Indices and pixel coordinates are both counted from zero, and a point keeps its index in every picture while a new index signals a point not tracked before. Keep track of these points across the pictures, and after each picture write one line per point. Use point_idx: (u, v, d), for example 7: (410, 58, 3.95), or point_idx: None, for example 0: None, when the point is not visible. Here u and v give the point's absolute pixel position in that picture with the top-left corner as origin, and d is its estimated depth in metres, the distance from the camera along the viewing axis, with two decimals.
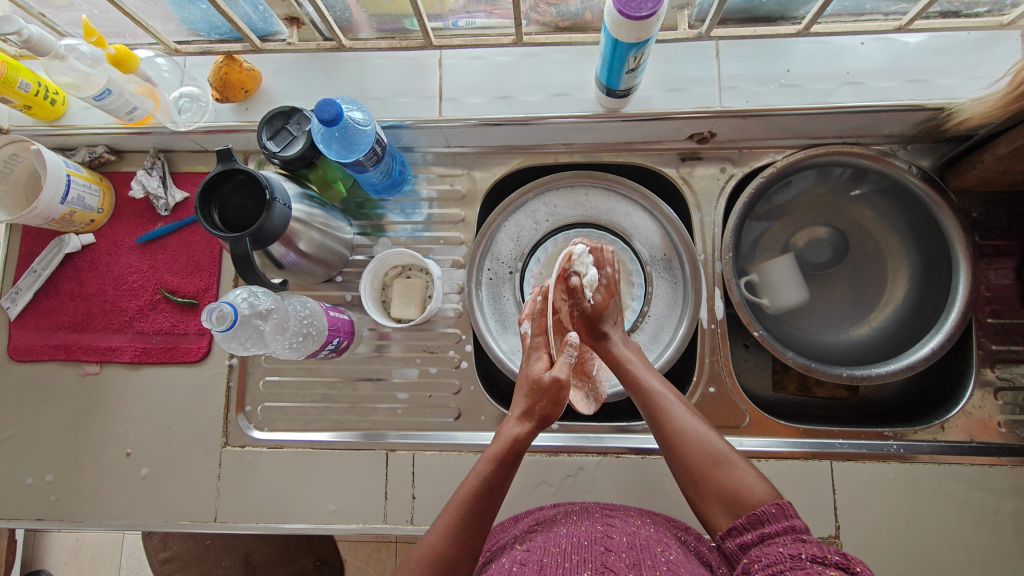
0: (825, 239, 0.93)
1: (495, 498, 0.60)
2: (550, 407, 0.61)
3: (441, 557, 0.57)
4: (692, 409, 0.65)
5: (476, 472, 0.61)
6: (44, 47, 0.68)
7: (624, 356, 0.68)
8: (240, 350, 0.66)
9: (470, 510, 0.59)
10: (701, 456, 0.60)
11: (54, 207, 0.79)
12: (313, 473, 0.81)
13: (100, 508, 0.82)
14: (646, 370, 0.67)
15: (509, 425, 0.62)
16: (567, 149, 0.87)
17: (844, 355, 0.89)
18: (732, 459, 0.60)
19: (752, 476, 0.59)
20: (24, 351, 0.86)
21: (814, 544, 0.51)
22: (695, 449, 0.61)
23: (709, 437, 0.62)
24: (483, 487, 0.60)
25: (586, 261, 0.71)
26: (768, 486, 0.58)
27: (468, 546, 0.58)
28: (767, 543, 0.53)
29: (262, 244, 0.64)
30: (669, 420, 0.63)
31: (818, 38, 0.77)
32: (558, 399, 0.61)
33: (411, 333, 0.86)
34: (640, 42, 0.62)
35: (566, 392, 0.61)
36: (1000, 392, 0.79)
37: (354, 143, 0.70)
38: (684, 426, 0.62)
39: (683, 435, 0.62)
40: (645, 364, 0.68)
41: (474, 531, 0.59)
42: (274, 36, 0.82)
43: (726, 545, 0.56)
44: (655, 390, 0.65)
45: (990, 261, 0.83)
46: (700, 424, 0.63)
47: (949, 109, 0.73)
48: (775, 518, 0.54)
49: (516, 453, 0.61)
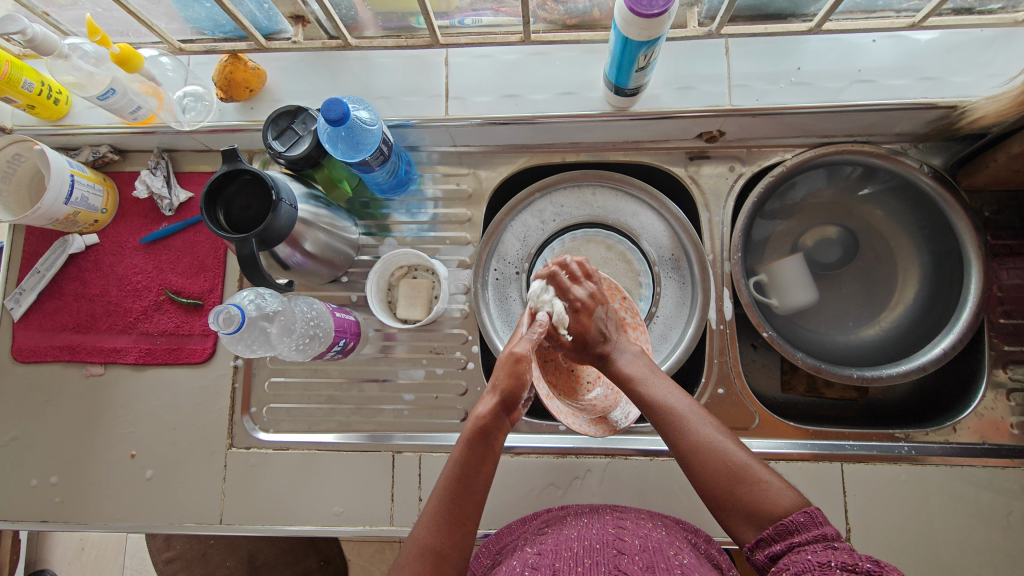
0: (835, 239, 0.92)
1: (473, 481, 0.60)
2: (510, 378, 0.61)
3: (429, 548, 0.57)
4: (707, 417, 0.62)
5: (451, 457, 0.61)
6: (48, 47, 0.67)
7: (631, 373, 0.66)
8: (247, 353, 0.65)
9: (446, 495, 0.59)
10: (723, 472, 0.58)
11: (57, 207, 0.78)
12: (319, 475, 0.81)
13: (105, 510, 0.82)
14: (657, 384, 0.64)
15: (480, 404, 0.63)
16: (574, 148, 0.87)
17: (855, 356, 0.88)
18: (754, 470, 0.58)
19: (777, 486, 0.57)
20: (28, 352, 0.86)
21: (846, 551, 0.50)
22: (713, 463, 0.59)
23: (728, 449, 0.59)
24: (456, 471, 0.60)
25: (548, 296, 0.70)
26: (795, 494, 0.56)
27: (456, 536, 0.58)
28: (796, 552, 0.52)
29: (268, 245, 0.63)
30: (683, 434, 0.61)
31: (829, 35, 0.76)
32: (520, 373, 0.61)
33: (417, 334, 0.85)
34: (651, 41, 0.62)
35: (527, 363, 0.61)
36: (1012, 394, 0.78)
37: (360, 142, 0.70)
38: (701, 439, 0.60)
39: (700, 448, 0.60)
40: (652, 376, 0.66)
41: (457, 519, 0.59)
42: (279, 34, 0.81)
43: (755, 557, 0.55)
44: (668, 404, 0.62)
45: (1001, 260, 0.82)
46: (718, 434, 0.60)
47: (962, 108, 0.73)
48: (805, 527, 0.53)
49: (486, 433, 0.60)
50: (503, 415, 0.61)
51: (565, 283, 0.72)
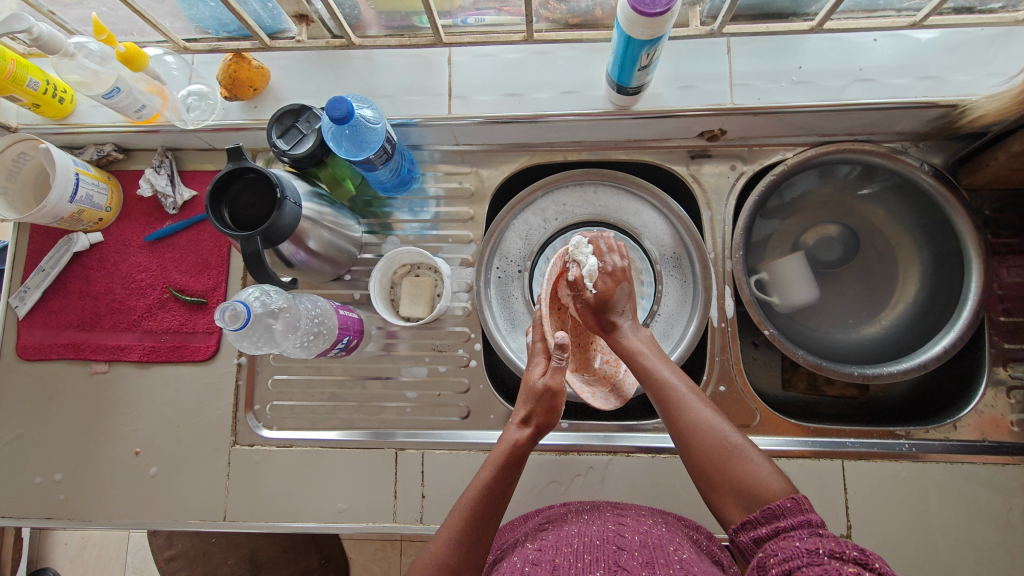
0: (836, 237, 0.93)
1: (499, 503, 0.62)
2: (547, 412, 0.64)
3: (447, 565, 0.58)
4: (707, 404, 0.63)
5: (479, 478, 0.63)
6: (53, 45, 0.68)
7: (636, 347, 0.68)
8: (252, 349, 0.65)
9: (472, 515, 0.60)
10: (717, 451, 0.59)
11: (63, 206, 0.78)
12: (323, 472, 0.81)
13: (109, 507, 0.82)
14: (658, 360, 0.67)
15: (512, 430, 0.65)
16: (576, 147, 0.87)
17: (855, 353, 0.88)
18: (747, 452, 0.59)
19: (767, 470, 0.58)
20: (32, 350, 0.86)
21: (831, 538, 0.50)
22: (709, 444, 0.60)
23: (723, 429, 0.61)
24: (485, 492, 0.61)
25: (586, 250, 0.72)
26: (783, 479, 0.57)
27: (473, 553, 0.59)
28: (783, 537, 0.52)
29: (273, 243, 0.64)
30: (683, 413, 0.62)
31: (831, 34, 0.76)
32: (554, 406, 0.65)
33: (419, 332, 0.86)
34: (653, 39, 0.62)
35: (562, 399, 0.64)
36: (1012, 391, 0.79)
37: (364, 141, 0.70)
38: (700, 419, 0.61)
39: (698, 426, 0.61)
40: (656, 354, 0.68)
41: (478, 538, 0.60)
42: (282, 33, 0.81)
43: (738, 539, 0.56)
44: (668, 381, 0.64)
45: (1001, 258, 0.82)
46: (716, 416, 0.62)
47: (963, 106, 0.73)
48: (791, 512, 0.53)
49: (518, 459, 0.64)
50: (533, 443, 0.64)
51: (604, 249, 0.73)
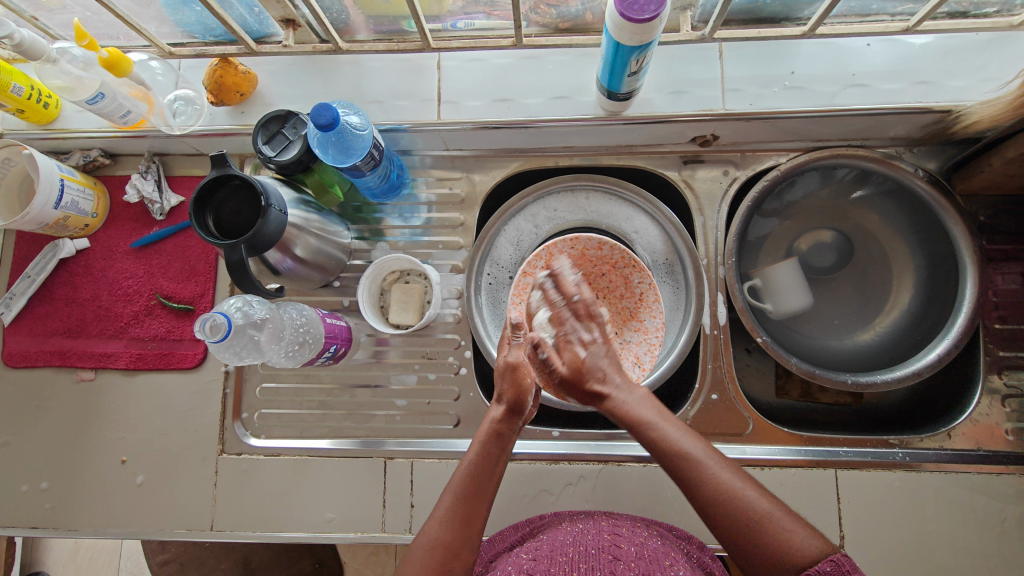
0: (830, 244, 0.92)
1: (489, 481, 0.61)
2: (512, 388, 0.63)
3: (441, 543, 0.57)
4: (730, 466, 0.56)
5: (465, 460, 0.63)
6: (35, 51, 0.67)
7: (639, 419, 0.57)
8: (234, 360, 0.64)
9: (461, 494, 0.60)
10: (744, 521, 0.52)
11: (47, 212, 0.77)
12: (311, 482, 0.80)
13: (94, 517, 0.81)
14: (668, 429, 0.56)
15: (490, 409, 0.65)
16: (567, 152, 0.86)
17: (848, 362, 0.88)
18: (778, 519, 0.52)
19: (801, 535, 0.51)
20: (18, 357, 0.85)
21: None
22: (736, 512, 0.53)
23: (750, 498, 0.53)
24: (472, 470, 0.61)
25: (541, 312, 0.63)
26: (819, 541, 0.51)
27: (466, 534, 0.59)
28: None
29: (258, 251, 0.62)
30: (703, 483, 0.54)
31: (824, 39, 0.76)
32: (519, 379, 0.63)
33: (410, 339, 0.85)
34: (642, 45, 0.61)
35: (524, 371, 0.63)
36: (1008, 400, 0.78)
37: (350, 148, 0.68)
38: (720, 488, 0.54)
39: (720, 496, 0.53)
40: (668, 423, 0.57)
41: (469, 516, 0.59)
42: (270, 37, 0.81)
43: None
44: (684, 452, 0.55)
45: (997, 265, 0.81)
46: (742, 482, 0.54)
47: (956, 112, 0.72)
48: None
49: (500, 436, 0.63)
50: (512, 421, 0.64)
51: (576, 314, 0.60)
